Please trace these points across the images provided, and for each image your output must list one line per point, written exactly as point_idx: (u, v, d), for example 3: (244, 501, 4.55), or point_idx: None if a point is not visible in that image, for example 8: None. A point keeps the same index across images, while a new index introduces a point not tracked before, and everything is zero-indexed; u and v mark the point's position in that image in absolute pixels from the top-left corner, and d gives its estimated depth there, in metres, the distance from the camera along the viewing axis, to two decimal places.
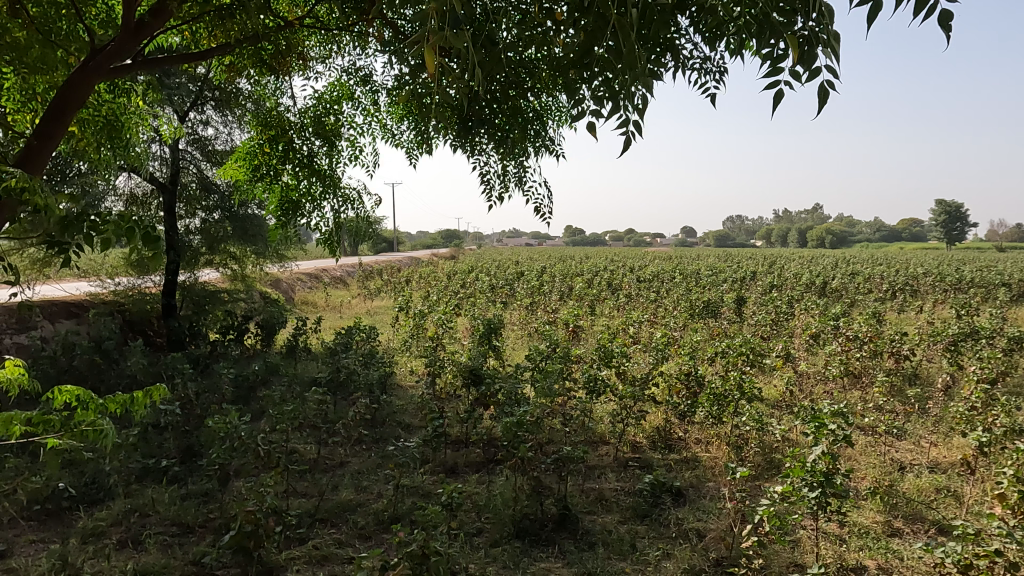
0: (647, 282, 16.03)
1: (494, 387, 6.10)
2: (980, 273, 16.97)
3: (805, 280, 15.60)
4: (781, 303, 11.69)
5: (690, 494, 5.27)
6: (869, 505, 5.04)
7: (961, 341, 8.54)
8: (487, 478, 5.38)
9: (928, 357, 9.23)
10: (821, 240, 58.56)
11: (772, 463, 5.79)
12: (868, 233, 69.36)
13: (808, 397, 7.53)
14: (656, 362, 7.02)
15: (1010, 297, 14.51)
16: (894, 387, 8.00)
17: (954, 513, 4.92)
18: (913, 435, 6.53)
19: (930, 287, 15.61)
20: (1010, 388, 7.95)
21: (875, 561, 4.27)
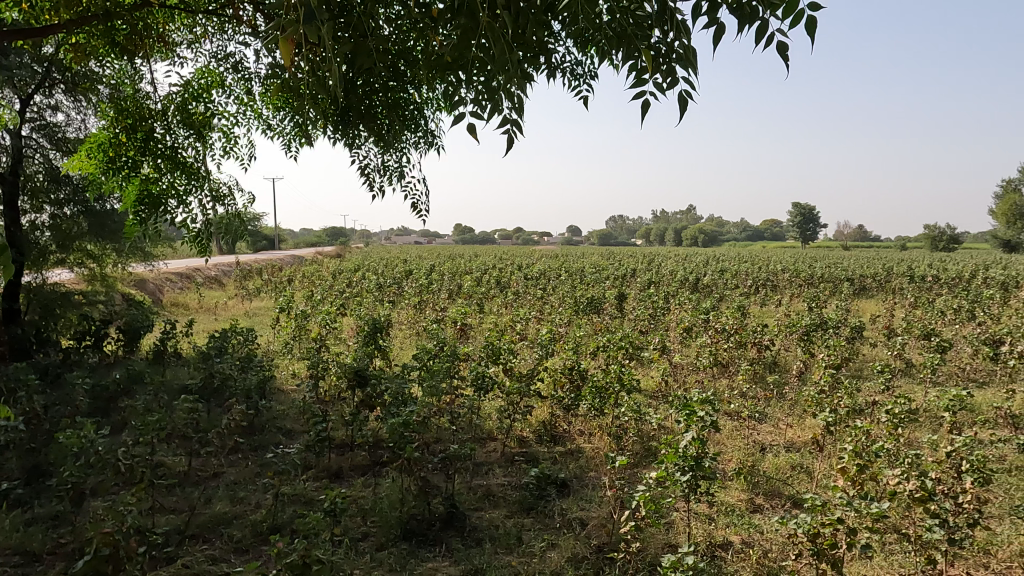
0: (534, 279, 16.37)
1: (380, 388, 5.96)
2: (829, 270, 18.76)
3: (680, 277, 16.56)
4: (658, 299, 12.35)
5: (574, 484, 5.44)
6: (734, 485, 5.44)
7: (812, 331, 9.41)
8: (373, 481, 5.27)
9: (786, 347, 10.09)
10: (694, 238, 62.47)
11: (650, 451, 6.12)
12: (735, 234, 74.82)
13: (681, 387, 8.03)
14: (542, 358, 7.17)
15: (853, 291, 16.20)
16: (756, 375, 8.69)
17: (806, 487, 5.43)
18: (772, 418, 7.12)
19: (787, 283, 17.08)
20: (852, 372, 8.88)
21: (739, 536, 4.63)
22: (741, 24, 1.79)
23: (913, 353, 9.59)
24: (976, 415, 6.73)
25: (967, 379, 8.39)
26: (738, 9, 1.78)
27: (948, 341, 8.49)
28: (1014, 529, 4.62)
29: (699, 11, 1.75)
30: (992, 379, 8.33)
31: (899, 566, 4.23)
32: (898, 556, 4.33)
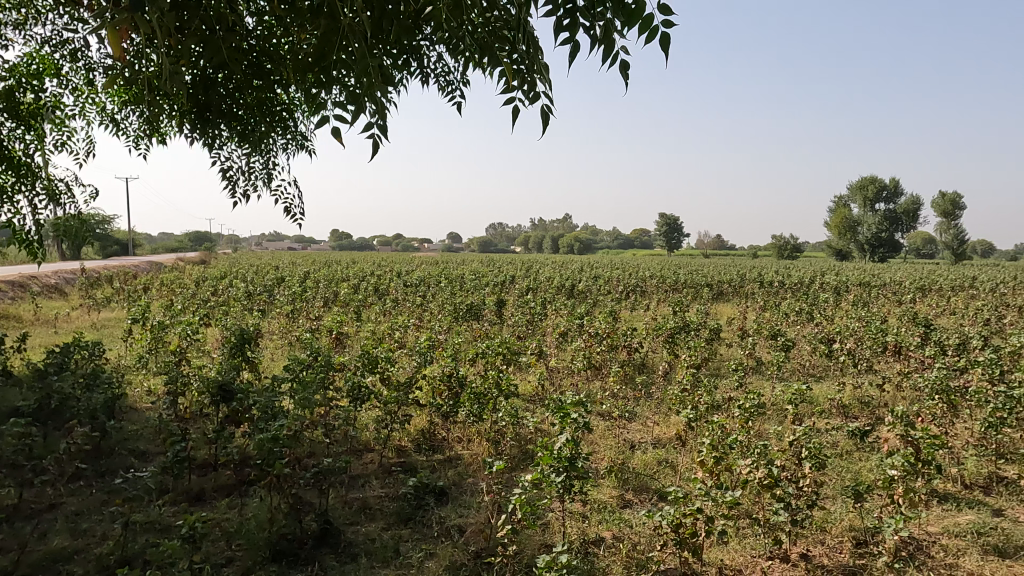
0: (414, 286, 16.19)
1: (248, 402, 5.61)
2: (692, 276, 20.12)
3: (556, 283, 17.07)
4: (535, 304, 12.65)
5: (453, 491, 5.43)
6: (606, 483, 5.67)
7: (676, 334, 10.04)
8: (239, 502, 4.95)
9: (653, 349, 10.69)
10: (570, 246, 64.66)
11: (527, 454, 6.25)
12: (608, 242, 78.43)
13: (557, 390, 8.26)
14: (421, 366, 7.09)
15: (711, 296, 17.51)
16: (626, 376, 9.13)
17: (671, 480, 5.77)
18: (641, 417, 7.51)
19: (655, 288, 18.13)
20: (711, 370, 9.58)
21: (611, 532, 4.82)
22: (599, 41, 1.88)
23: (762, 352, 10.51)
24: (814, 407, 7.48)
25: (806, 375, 9.32)
26: (595, 26, 1.87)
27: (790, 340, 9.39)
28: (844, 507, 5.17)
29: (559, 27, 1.82)
30: (826, 373, 9.31)
31: (751, 547, 4.59)
32: (750, 539, 4.71)
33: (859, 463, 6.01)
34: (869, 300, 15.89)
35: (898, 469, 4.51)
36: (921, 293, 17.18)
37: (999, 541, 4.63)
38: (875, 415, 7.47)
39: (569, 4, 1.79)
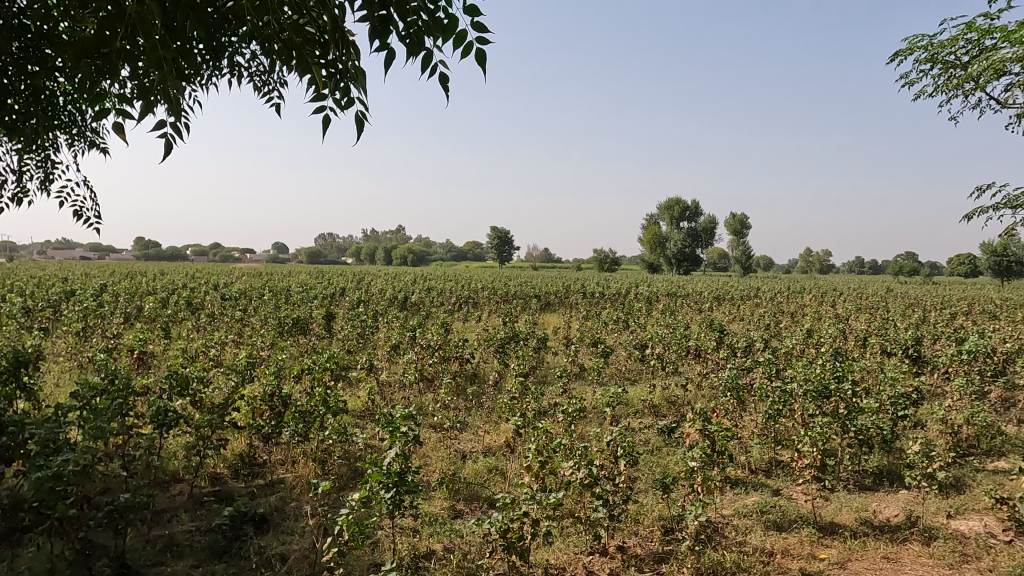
0: (232, 300, 15.02)
1: (22, 436, 4.80)
2: (521, 287, 20.90)
3: (388, 295, 16.79)
4: (366, 317, 12.32)
5: (274, 518, 5.09)
6: (437, 495, 5.65)
7: (506, 344, 10.33)
8: (9, 554, 4.22)
9: (484, 359, 10.90)
10: (403, 258, 64.03)
11: (356, 472, 6.10)
12: (441, 254, 78.96)
13: (388, 405, 8.11)
14: (239, 385, 6.56)
15: (539, 306, 18.29)
16: (458, 387, 9.20)
17: (500, 487, 5.89)
18: (472, 427, 7.62)
19: (487, 300, 18.55)
20: (538, 378, 10.00)
21: (442, 544, 4.81)
22: (412, 50, 1.90)
23: (584, 358, 11.16)
24: (629, 408, 8.09)
25: (623, 378, 10.07)
26: (409, 36, 1.89)
27: (609, 347, 10.09)
28: (654, 499, 5.64)
29: (371, 34, 1.80)
30: (640, 376, 10.13)
31: (574, 545, 4.83)
32: (573, 537, 4.95)
33: (666, 458, 6.60)
34: (675, 309, 17.57)
35: (698, 460, 5.01)
36: (716, 303, 19.36)
37: (776, 516, 5.34)
38: (680, 413, 8.28)
39: (381, 11, 1.78)
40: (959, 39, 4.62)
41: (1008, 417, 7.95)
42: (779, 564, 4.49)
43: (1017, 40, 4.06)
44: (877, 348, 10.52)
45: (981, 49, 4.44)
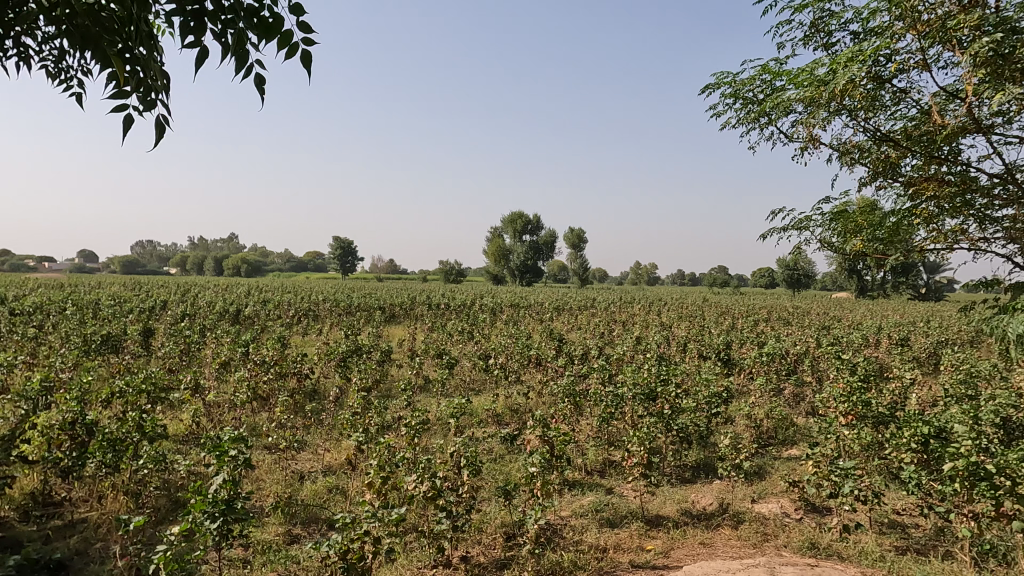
0: (25, 315, 13.07)
1: None
2: (365, 299, 20.40)
3: (218, 308, 15.56)
4: (192, 333, 11.31)
5: (75, 563, 4.47)
6: (271, 521, 5.29)
7: (348, 358, 10.01)
8: None
9: (325, 374, 10.47)
10: (236, 268, 59.72)
11: (177, 504, 5.60)
12: (280, 264, 74.85)
13: (216, 427, 7.49)
14: (30, 413, 5.69)
15: (384, 318, 17.93)
16: (296, 405, 8.74)
17: (341, 507, 5.66)
18: (311, 446, 7.27)
19: (328, 312, 17.87)
20: (382, 392, 9.80)
21: (276, 573, 4.51)
22: (231, 50, 1.80)
23: (430, 370, 11.11)
24: (474, 418, 8.19)
25: (468, 389, 10.16)
26: (226, 34, 1.79)
27: (453, 358, 10.14)
28: (497, 507, 5.73)
29: (184, 28, 1.69)
30: (484, 386, 10.29)
31: (417, 561, 4.76)
32: (416, 552, 4.89)
33: (509, 465, 6.75)
34: (518, 319, 18.09)
35: (538, 465, 5.16)
36: (556, 313, 20.22)
37: (610, 514, 5.67)
38: (522, 420, 8.53)
39: (194, 5, 1.67)
40: (756, 79, 5.25)
41: (799, 410, 9.13)
42: (611, 559, 4.76)
43: (799, 84, 4.71)
44: (695, 353, 11.59)
45: (773, 89, 5.08)
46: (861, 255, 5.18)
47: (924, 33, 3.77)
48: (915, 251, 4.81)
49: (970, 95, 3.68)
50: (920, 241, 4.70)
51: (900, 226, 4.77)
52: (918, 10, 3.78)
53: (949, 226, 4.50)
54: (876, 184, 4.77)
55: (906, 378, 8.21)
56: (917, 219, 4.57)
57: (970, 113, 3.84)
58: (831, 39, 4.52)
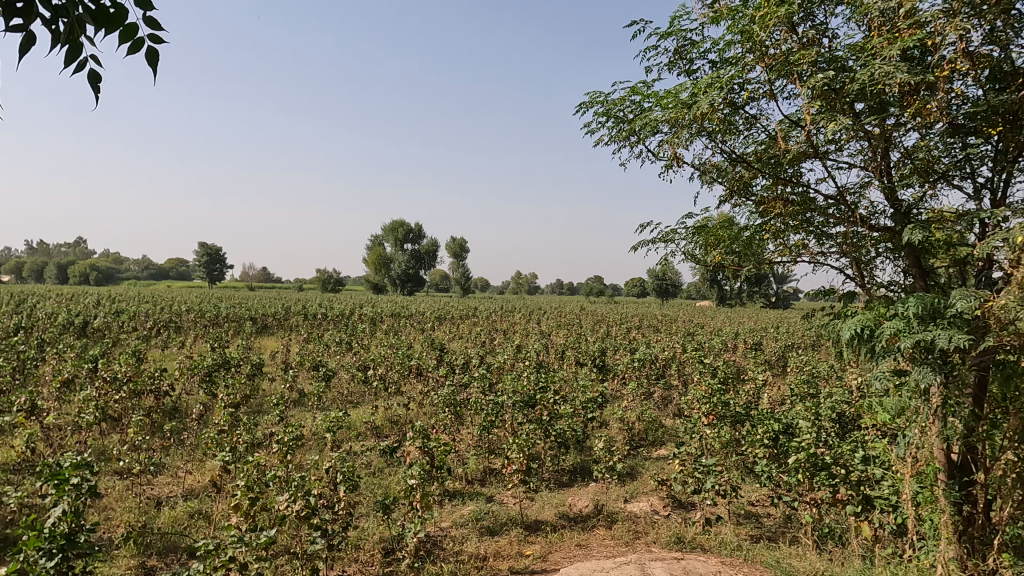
0: None
1: None
2: (234, 309, 19.21)
3: (60, 320, 14.00)
4: (26, 348, 10.08)
5: None
6: (121, 553, 4.80)
7: (214, 373, 9.36)
8: None
9: (187, 390, 9.71)
10: (84, 275, 54.15)
11: (5, 541, 4.93)
12: (136, 271, 68.81)
13: (55, 453, 6.71)
14: None
15: (255, 329, 16.98)
16: (153, 425, 8.03)
17: (203, 533, 5.25)
18: (170, 469, 6.71)
19: (192, 323, 16.64)
20: (252, 408, 9.25)
21: None
22: (62, 40, 1.63)
23: (304, 383, 10.65)
24: (351, 431, 7.94)
25: (345, 402, 9.84)
26: (57, 22, 1.62)
27: (330, 370, 9.79)
28: (375, 522, 5.58)
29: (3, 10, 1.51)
30: (363, 398, 10.01)
31: None
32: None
33: (388, 478, 6.60)
34: (399, 329, 17.81)
35: (417, 477, 5.07)
36: (438, 322, 20.13)
37: (490, 522, 5.69)
38: (402, 433, 8.39)
39: None
40: (626, 100, 5.53)
41: (666, 411, 9.69)
42: (491, 567, 4.78)
43: (665, 106, 5.01)
44: (572, 360, 11.98)
45: (642, 109, 5.36)
46: (720, 266, 5.59)
47: (771, 65, 4.16)
48: (765, 263, 5.27)
49: (809, 123, 4.11)
50: (770, 254, 5.16)
51: (752, 240, 5.21)
52: (766, 45, 4.16)
53: (793, 241, 4.97)
54: (731, 202, 5.17)
55: (758, 380, 8.97)
56: (766, 234, 5.01)
57: (809, 139, 4.27)
58: (692, 65, 4.86)
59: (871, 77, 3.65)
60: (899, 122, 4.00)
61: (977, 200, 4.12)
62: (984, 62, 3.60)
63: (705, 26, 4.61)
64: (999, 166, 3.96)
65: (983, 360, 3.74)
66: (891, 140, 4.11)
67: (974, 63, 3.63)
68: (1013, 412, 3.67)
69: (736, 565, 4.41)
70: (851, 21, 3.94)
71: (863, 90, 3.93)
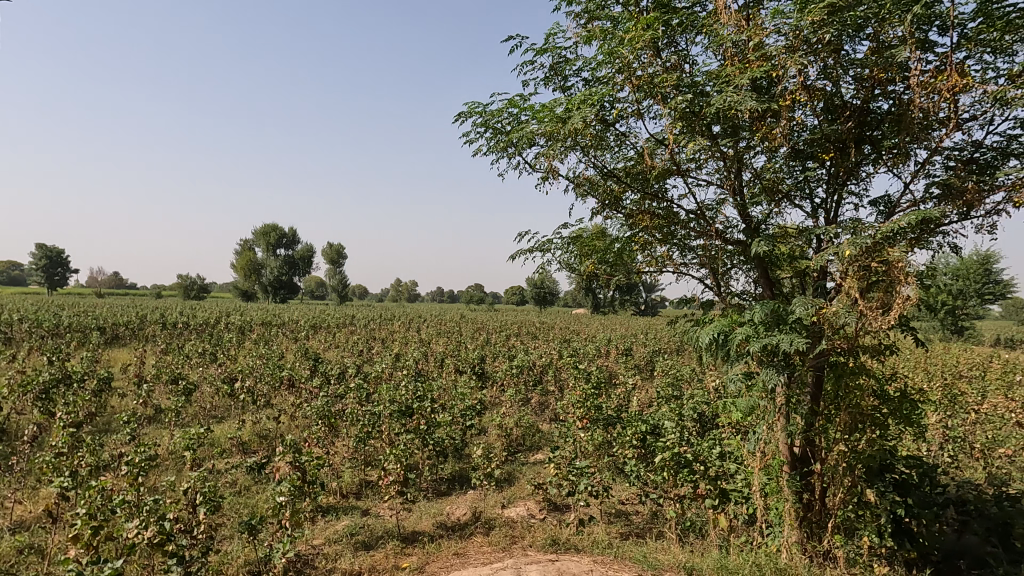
0: None
1: None
2: (79, 317, 17.37)
3: None
4: None
5: None
6: None
7: (51, 389, 8.39)
8: None
9: (18, 409, 8.63)
10: None
11: None
12: None
13: None
14: None
15: (103, 340, 15.42)
16: None
17: (35, 570, 4.66)
18: None
19: (25, 334, 14.84)
20: (97, 427, 8.38)
21: None
22: None
23: (161, 398, 9.81)
24: (214, 448, 7.42)
25: (208, 417, 9.17)
26: None
27: (191, 384, 9.10)
28: (239, 544, 5.23)
29: None
30: (228, 413, 9.40)
31: None
32: None
33: (255, 497, 6.23)
34: (269, 338, 16.91)
35: (287, 494, 4.81)
36: (312, 331, 19.34)
37: (365, 537, 5.53)
38: (271, 448, 7.97)
39: None
40: (504, 112, 5.62)
41: (543, 417, 9.91)
42: None
43: (541, 120, 5.16)
44: (451, 368, 11.97)
45: (518, 122, 5.48)
46: (593, 276, 5.82)
47: (639, 87, 4.40)
48: (634, 272, 5.55)
49: (671, 142, 4.39)
50: (638, 265, 5.44)
51: (623, 251, 5.47)
52: (634, 67, 4.40)
53: (659, 252, 5.28)
54: (603, 214, 5.40)
55: (628, 384, 9.42)
56: (635, 245, 5.27)
57: (672, 157, 4.57)
58: (567, 82, 5.05)
59: (725, 102, 3.96)
60: (749, 145, 4.38)
61: (814, 218, 4.60)
62: (819, 95, 4.04)
63: (578, 45, 4.81)
64: (832, 188, 4.44)
65: (820, 361, 4.16)
66: (743, 161, 4.48)
67: (811, 95, 4.06)
68: (843, 408, 4.10)
69: (607, 562, 4.58)
70: (708, 50, 4.27)
71: (719, 114, 4.26)
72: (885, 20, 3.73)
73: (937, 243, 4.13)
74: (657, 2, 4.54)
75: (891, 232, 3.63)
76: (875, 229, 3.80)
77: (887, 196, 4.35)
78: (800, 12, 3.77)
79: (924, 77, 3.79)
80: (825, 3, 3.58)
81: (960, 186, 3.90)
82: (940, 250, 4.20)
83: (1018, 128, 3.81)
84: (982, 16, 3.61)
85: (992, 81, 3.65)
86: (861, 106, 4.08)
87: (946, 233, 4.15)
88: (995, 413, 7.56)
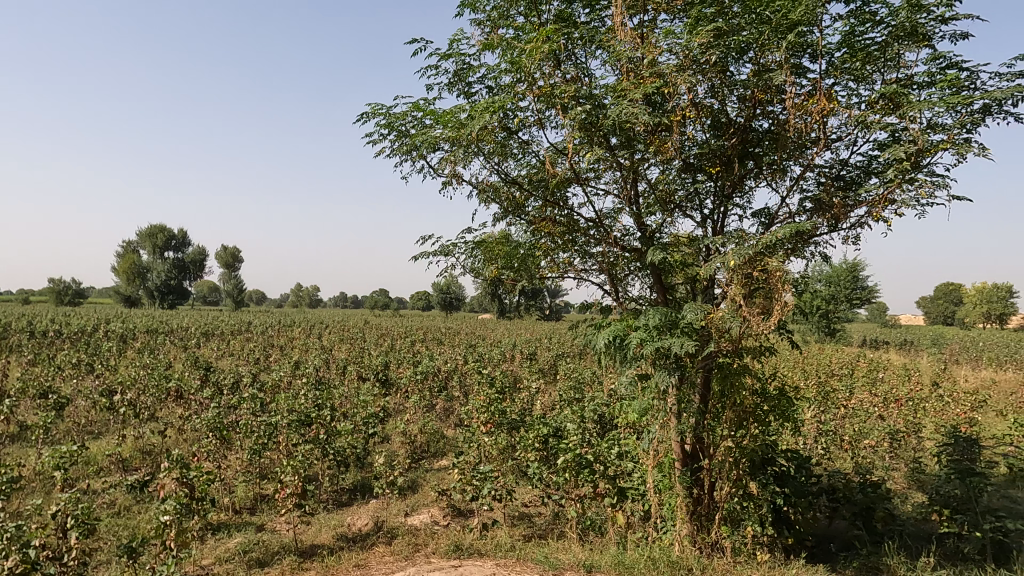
0: None
1: None
2: None
3: None
4: None
5: None
6: None
7: None
8: None
9: None
10: None
11: None
12: None
13: None
14: None
15: None
16: None
17: None
18: None
19: None
20: None
21: None
22: None
23: (27, 414, 8.93)
24: (90, 467, 6.86)
25: (82, 433, 8.45)
26: None
27: (63, 398, 8.35)
28: (118, 569, 4.85)
29: None
30: (107, 428, 8.71)
31: None
32: None
33: (136, 518, 5.80)
34: (155, 346, 15.82)
35: (172, 513, 4.51)
36: (205, 339, 18.31)
37: (259, 553, 5.29)
38: (155, 465, 7.45)
39: None
40: (408, 115, 5.58)
41: (448, 422, 9.88)
42: None
43: (444, 125, 5.16)
44: (354, 375, 11.69)
45: (423, 126, 5.45)
46: (497, 281, 5.86)
47: (540, 96, 4.51)
48: (537, 278, 5.65)
49: (571, 151, 4.52)
50: (542, 270, 5.55)
51: (527, 257, 5.55)
52: (536, 77, 4.51)
53: (561, 258, 5.41)
54: (507, 220, 5.47)
55: (531, 388, 9.57)
56: (539, 251, 5.39)
57: (573, 166, 4.71)
58: (470, 88, 5.08)
59: (622, 115, 4.13)
60: (644, 157, 4.58)
61: (703, 227, 4.87)
62: (706, 112, 4.29)
63: (481, 52, 4.86)
64: (719, 199, 4.72)
65: (708, 362, 4.40)
66: (639, 172, 4.68)
67: (699, 112, 4.31)
68: (728, 406, 4.37)
69: (510, 565, 4.63)
70: (606, 65, 4.44)
71: (615, 126, 4.43)
72: (763, 46, 4.02)
73: (810, 252, 4.49)
74: (558, 15, 4.67)
75: (769, 241, 3.91)
76: (756, 239, 4.09)
77: (767, 208, 4.68)
78: (688, 34, 3.99)
79: (798, 100, 4.12)
80: (711, 28, 3.83)
81: (829, 200, 4.26)
82: (813, 259, 4.57)
83: (876, 149, 4.21)
84: (846, 47, 3.98)
85: (855, 106, 4.02)
86: (743, 125, 4.38)
87: (817, 243, 4.52)
88: (861, 407, 8.27)
